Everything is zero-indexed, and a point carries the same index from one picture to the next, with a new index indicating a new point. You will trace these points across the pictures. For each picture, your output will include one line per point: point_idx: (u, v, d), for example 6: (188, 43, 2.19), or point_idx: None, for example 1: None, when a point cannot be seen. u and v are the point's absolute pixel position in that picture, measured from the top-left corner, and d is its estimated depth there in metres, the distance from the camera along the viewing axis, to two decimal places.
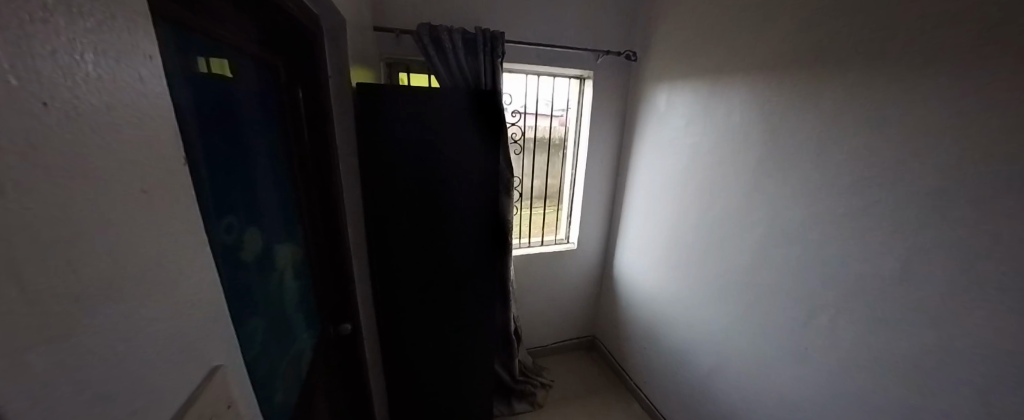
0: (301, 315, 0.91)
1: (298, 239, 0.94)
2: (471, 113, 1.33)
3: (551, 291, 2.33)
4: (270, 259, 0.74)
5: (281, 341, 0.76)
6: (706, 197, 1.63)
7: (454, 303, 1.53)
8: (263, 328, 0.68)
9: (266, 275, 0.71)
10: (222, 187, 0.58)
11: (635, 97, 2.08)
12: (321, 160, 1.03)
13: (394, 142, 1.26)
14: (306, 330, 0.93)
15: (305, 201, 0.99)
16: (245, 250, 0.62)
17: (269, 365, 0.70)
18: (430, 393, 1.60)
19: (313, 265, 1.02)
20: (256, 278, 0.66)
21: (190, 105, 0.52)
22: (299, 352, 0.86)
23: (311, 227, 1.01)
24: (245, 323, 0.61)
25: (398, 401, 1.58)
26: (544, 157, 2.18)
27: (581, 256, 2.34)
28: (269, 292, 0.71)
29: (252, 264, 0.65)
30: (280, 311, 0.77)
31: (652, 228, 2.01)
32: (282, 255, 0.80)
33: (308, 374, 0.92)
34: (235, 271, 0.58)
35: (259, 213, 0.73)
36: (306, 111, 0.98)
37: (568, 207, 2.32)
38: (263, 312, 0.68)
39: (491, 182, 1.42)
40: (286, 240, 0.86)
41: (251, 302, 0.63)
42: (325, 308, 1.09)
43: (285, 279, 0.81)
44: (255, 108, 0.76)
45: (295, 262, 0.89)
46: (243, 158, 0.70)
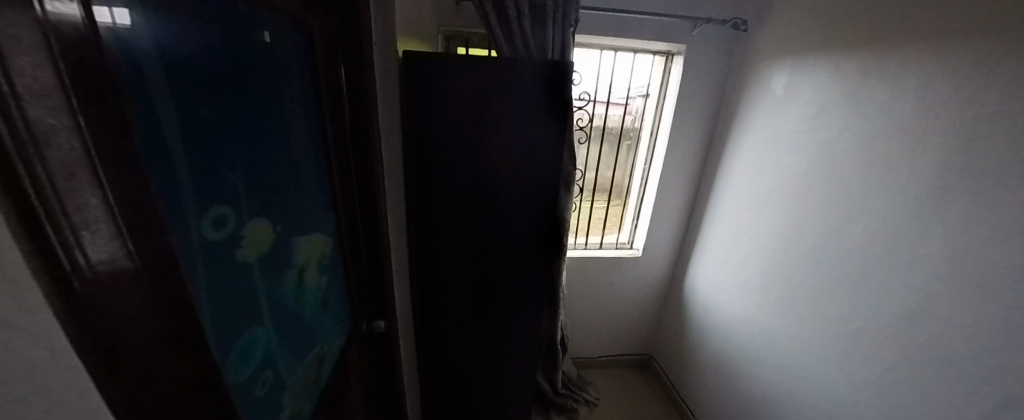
0: (328, 313, 0.81)
1: (331, 227, 0.84)
2: (535, 92, 1.12)
3: (606, 300, 2.07)
4: (288, 252, 0.63)
5: (297, 347, 0.66)
6: (838, 215, 1.22)
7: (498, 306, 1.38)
8: (272, 335, 0.58)
9: (281, 272, 0.61)
10: (220, 169, 0.46)
11: (739, 80, 1.67)
12: (362, 142, 0.92)
13: (443, 124, 1.11)
14: (332, 329, 0.84)
15: (341, 186, 0.89)
16: (247, 245, 0.51)
17: (279, 377, 0.60)
18: (465, 398, 1.48)
19: (345, 258, 0.92)
20: (262, 277, 0.55)
21: (175, 58, 0.40)
22: (322, 355, 0.77)
23: (346, 215, 0.91)
24: (245, 333, 0.51)
25: (431, 402, 1.48)
26: (612, 148, 1.89)
27: (645, 265, 2.03)
28: (283, 292, 0.61)
29: (260, 261, 0.54)
30: (298, 313, 0.67)
31: (745, 244, 1.62)
32: (306, 247, 0.70)
33: (333, 378, 0.83)
34: (229, 272, 0.47)
35: (279, 200, 0.62)
36: (347, 84, 0.87)
37: (635, 208, 2.01)
38: (272, 316, 0.58)
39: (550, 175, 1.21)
40: (315, 229, 0.76)
41: (254, 307, 0.53)
42: (357, 303, 1.00)
43: (307, 274, 0.71)
44: (287, 75, 0.65)
45: (324, 254, 0.80)
46: (265, 136, 0.58)
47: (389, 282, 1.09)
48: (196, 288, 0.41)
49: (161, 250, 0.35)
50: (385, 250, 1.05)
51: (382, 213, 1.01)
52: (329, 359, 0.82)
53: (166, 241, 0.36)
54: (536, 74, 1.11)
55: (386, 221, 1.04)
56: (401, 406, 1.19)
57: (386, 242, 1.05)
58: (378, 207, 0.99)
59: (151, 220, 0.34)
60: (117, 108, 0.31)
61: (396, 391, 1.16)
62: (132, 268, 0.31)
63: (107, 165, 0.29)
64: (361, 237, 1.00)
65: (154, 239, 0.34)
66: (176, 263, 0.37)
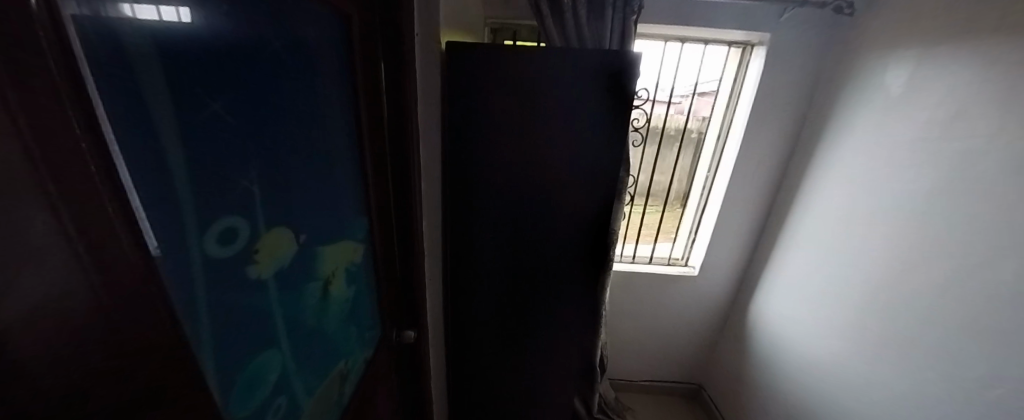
0: (353, 325, 0.76)
1: (362, 232, 0.78)
2: (589, 87, 0.99)
3: (653, 320, 1.88)
4: (310, 263, 0.57)
5: (316, 365, 0.61)
6: (975, 249, 0.94)
7: (535, 321, 1.27)
8: (286, 357, 0.52)
9: (300, 286, 0.55)
10: (230, 172, 0.40)
11: (838, 75, 1.39)
12: (400, 142, 0.85)
13: (486, 122, 1.02)
14: (356, 341, 0.78)
15: (375, 189, 0.83)
16: (259, 258, 0.45)
17: (293, 402, 0.54)
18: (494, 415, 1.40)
19: (376, 265, 0.87)
20: (276, 294, 0.49)
21: (181, 42, 0.33)
22: (344, 371, 0.72)
23: (379, 220, 0.86)
24: (253, 358, 0.45)
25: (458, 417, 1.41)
26: (671, 153, 1.69)
27: (701, 285, 1.81)
28: (301, 308, 0.55)
29: (273, 276, 0.48)
30: (319, 328, 0.61)
31: (834, 272, 1.35)
32: (331, 255, 0.65)
33: (356, 393, 0.78)
34: (233, 291, 0.41)
35: (304, 204, 0.56)
36: (386, 78, 0.80)
37: (693, 221, 1.79)
38: (288, 335, 0.52)
39: (600, 180, 1.09)
40: (344, 235, 0.70)
41: (266, 327, 0.47)
42: (386, 311, 0.96)
43: (332, 285, 0.65)
44: (321, 67, 0.59)
45: (351, 261, 0.74)
46: (294, 137, 0.53)
47: (421, 289, 1.03)
48: (189, 314, 0.35)
49: (140, 274, 0.29)
50: (419, 255, 0.99)
51: (417, 217, 0.95)
52: (351, 373, 0.76)
53: (150, 267, 0.30)
54: (593, 67, 0.97)
55: (420, 226, 0.97)
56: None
57: (420, 248, 0.99)
58: (411, 209, 0.92)
59: (127, 236, 0.28)
60: (86, 96, 0.25)
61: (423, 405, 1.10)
62: (87, 302, 0.24)
63: (62, 171, 0.23)
64: (393, 241, 0.95)
65: (130, 263, 0.27)
66: (158, 290, 0.30)
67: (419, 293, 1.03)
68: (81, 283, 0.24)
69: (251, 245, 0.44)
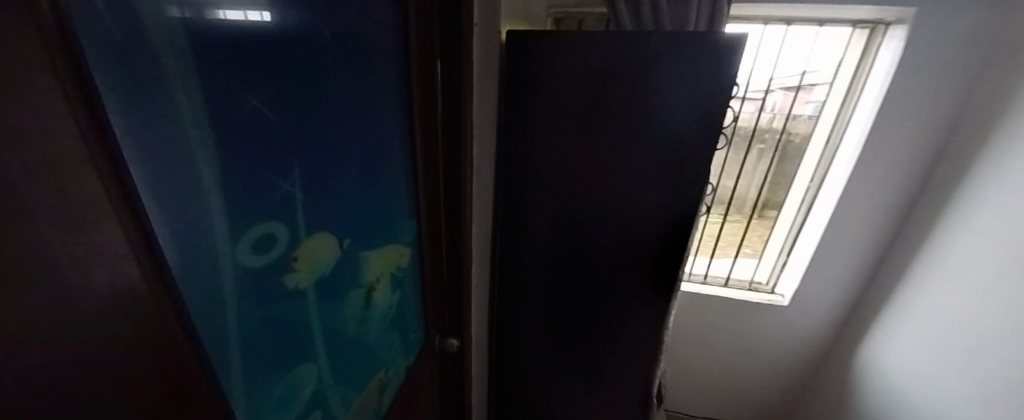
0: (395, 331, 0.73)
1: (410, 235, 0.75)
2: (672, 81, 0.84)
3: (725, 350, 1.64)
4: (353, 269, 0.53)
5: (354, 377, 0.57)
6: None
7: (589, 341, 1.16)
8: (322, 370, 0.49)
9: (340, 295, 0.51)
10: (270, 175, 0.36)
11: (1014, 63, 1.04)
12: (454, 143, 0.80)
13: (547, 121, 0.93)
14: (397, 348, 0.75)
15: (426, 191, 0.79)
16: (298, 267, 0.41)
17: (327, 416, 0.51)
18: None
19: (422, 270, 0.83)
20: (314, 304, 0.45)
21: (217, 31, 0.29)
22: (383, 380, 0.69)
23: (428, 223, 0.82)
24: (286, 375, 0.41)
25: None
26: (762, 160, 1.45)
27: (790, 316, 1.53)
28: (341, 318, 0.52)
29: (313, 285, 0.44)
30: (359, 338, 0.58)
31: (980, 320, 1.02)
32: (375, 260, 0.61)
33: (393, 402, 0.76)
34: (265, 304, 0.37)
35: (350, 207, 0.52)
36: (443, 75, 0.76)
37: (786, 242, 1.52)
38: (325, 347, 0.49)
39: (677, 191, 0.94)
40: (391, 238, 0.66)
41: (302, 340, 0.43)
42: (430, 317, 0.92)
43: (375, 292, 0.62)
44: (374, 61, 0.55)
45: (396, 266, 0.70)
46: (345, 138, 0.49)
47: (467, 295, 0.99)
48: (210, 334, 0.31)
49: (148, 302, 0.25)
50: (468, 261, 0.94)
51: (467, 221, 0.89)
52: (391, 381, 0.74)
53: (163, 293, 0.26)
54: (678, 57, 0.82)
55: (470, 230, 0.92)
56: None
57: (468, 253, 0.94)
58: (460, 212, 0.87)
59: (131, 252, 0.23)
60: (89, 86, 0.20)
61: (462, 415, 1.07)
62: (69, 341, 0.20)
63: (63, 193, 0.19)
64: (442, 245, 0.91)
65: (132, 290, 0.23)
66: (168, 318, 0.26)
67: (465, 299, 0.99)
68: (67, 316, 0.20)
69: (288, 253, 0.39)
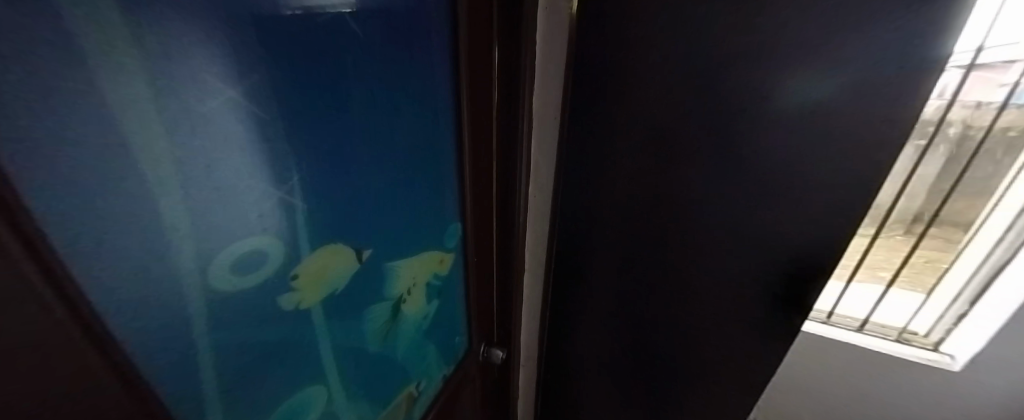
0: (431, 342, 0.67)
1: (453, 240, 0.67)
2: (834, 64, 0.56)
3: (845, 407, 1.27)
4: (375, 284, 0.47)
5: (378, 393, 0.53)
6: None
7: (663, 374, 0.97)
8: (334, 392, 0.43)
9: (357, 312, 0.44)
10: (260, 181, 0.30)
11: None
12: (511, 135, 0.70)
13: (629, 116, 0.72)
14: (433, 358, 0.70)
15: (478, 191, 0.69)
16: (298, 286, 0.35)
17: None
18: None
19: (468, 277, 0.75)
20: (322, 325, 0.39)
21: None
22: (415, 392, 0.64)
23: (476, 226, 0.72)
24: (284, 403, 0.36)
25: None
26: (950, 169, 1.02)
27: (968, 386, 1.08)
28: (359, 335, 0.46)
29: (319, 305, 0.38)
30: (384, 353, 0.52)
31: None
32: (405, 270, 0.53)
33: (427, 414, 0.70)
34: (252, 332, 0.31)
35: (371, 212, 0.44)
36: (501, 54, 0.63)
37: (972, 289, 1.05)
38: (338, 368, 0.43)
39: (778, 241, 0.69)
40: (427, 246, 0.58)
41: (306, 365, 0.38)
42: (476, 326, 0.84)
43: (405, 304, 0.55)
44: (411, 38, 0.46)
45: (435, 273, 0.63)
46: (370, 129, 0.42)
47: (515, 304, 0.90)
48: (172, 373, 0.26)
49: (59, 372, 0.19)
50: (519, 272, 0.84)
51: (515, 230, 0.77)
52: (425, 392, 0.69)
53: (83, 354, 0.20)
54: (861, 26, 0.53)
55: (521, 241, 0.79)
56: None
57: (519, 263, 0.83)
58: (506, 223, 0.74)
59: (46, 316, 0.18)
60: None
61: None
62: None
63: None
64: (492, 249, 0.82)
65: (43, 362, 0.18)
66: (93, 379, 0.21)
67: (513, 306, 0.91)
68: None
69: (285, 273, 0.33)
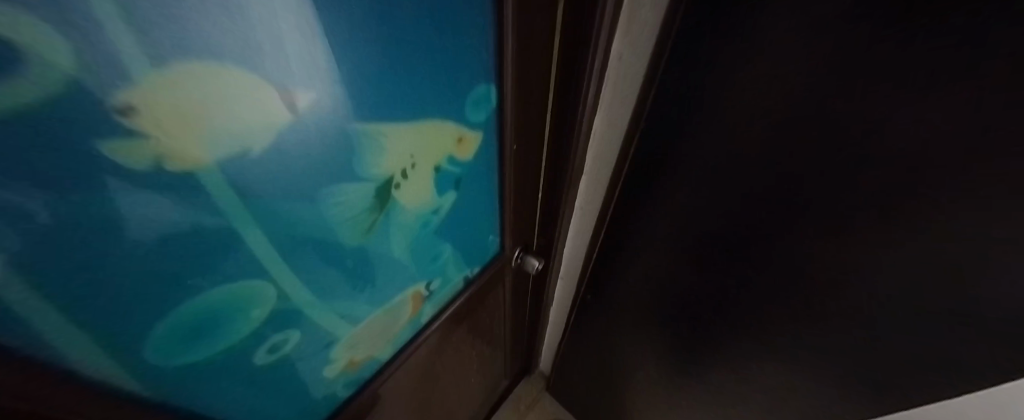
0: (447, 243, 0.53)
1: (482, 113, 0.44)
2: None
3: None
4: (331, 152, 0.30)
5: (367, 291, 0.42)
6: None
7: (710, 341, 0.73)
8: (284, 287, 0.32)
9: (303, 188, 0.29)
10: None
11: None
12: None
13: None
14: (452, 261, 0.56)
15: (535, 39, 0.39)
16: (148, 132, 0.18)
17: (315, 331, 0.38)
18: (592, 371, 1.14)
19: (498, 167, 0.54)
20: (233, 201, 0.25)
21: None
22: (426, 293, 0.53)
23: (524, 100, 0.46)
24: (189, 300, 0.26)
25: (562, 355, 1.21)
26: None
27: None
28: (315, 222, 0.32)
29: (215, 169, 0.23)
30: (367, 250, 0.39)
31: None
32: (391, 142, 0.35)
33: (445, 313, 0.61)
34: (67, 203, 0.17)
35: (312, 19, 0.22)
36: None
37: None
38: (284, 258, 0.31)
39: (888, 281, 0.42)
40: (434, 114, 0.38)
41: (211, 250, 0.26)
42: (516, 230, 0.67)
43: (396, 192, 0.38)
44: None
45: (450, 156, 0.43)
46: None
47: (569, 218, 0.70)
48: None
49: None
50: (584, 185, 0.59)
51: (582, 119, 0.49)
52: (441, 292, 0.58)
53: None
54: None
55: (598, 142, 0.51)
56: (528, 322, 1.08)
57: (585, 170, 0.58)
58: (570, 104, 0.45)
59: None
60: None
61: (520, 315, 0.99)
62: None
63: None
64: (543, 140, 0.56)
65: None
66: None
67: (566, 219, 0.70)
68: None
69: (97, 109, 0.16)
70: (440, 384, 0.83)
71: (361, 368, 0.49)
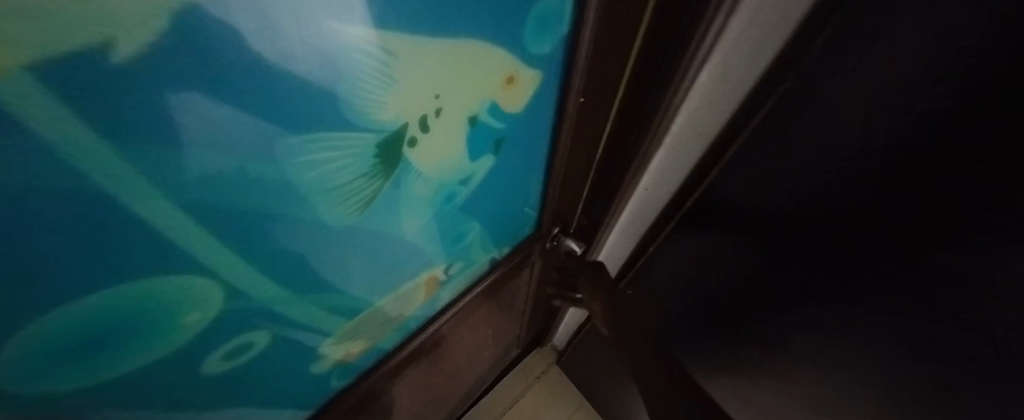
0: (475, 222, 0.40)
1: (547, 43, 0.29)
2: None
3: None
4: (299, 77, 0.16)
5: (362, 279, 0.31)
6: None
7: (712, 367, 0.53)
8: (228, 280, 0.21)
9: (248, 137, 0.17)
10: None
11: None
12: None
13: None
14: (479, 243, 0.44)
15: None
16: None
17: (295, 327, 0.28)
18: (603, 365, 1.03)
19: (555, 127, 0.39)
20: (133, 163, 0.13)
21: None
22: (444, 277, 0.42)
23: (614, 32, 0.29)
24: (84, 305, 0.16)
25: (576, 339, 1.10)
26: None
27: None
28: (275, 190, 0.20)
29: (65, 108, 0.10)
30: (361, 230, 0.27)
31: None
32: (402, 70, 0.21)
33: (467, 300, 0.50)
34: None
35: None
36: None
37: None
38: (225, 242, 0.20)
39: None
40: (476, 29, 0.23)
41: (109, 237, 0.15)
42: (559, 209, 0.53)
43: (408, 151, 0.25)
44: None
45: (491, 104, 0.29)
46: None
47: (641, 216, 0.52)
48: None
49: None
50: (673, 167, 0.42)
51: (706, 68, 0.32)
52: (462, 276, 0.46)
53: None
54: None
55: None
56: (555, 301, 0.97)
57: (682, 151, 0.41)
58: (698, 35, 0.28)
59: None
60: None
61: (546, 294, 0.88)
62: None
63: None
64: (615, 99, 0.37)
65: None
66: None
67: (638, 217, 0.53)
68: None
69: None
70: (444, 359, 0.74)
71: (356, 361, 0.40)
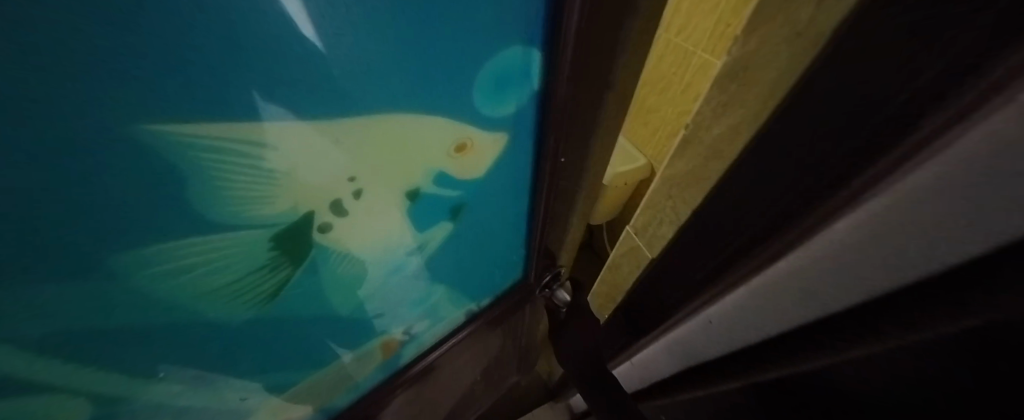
0: (439, 285, 0.36)
1: (511, 105, 0.24)
2: None
3: None
4: (111, 187, 0.12)
5: (288, 355, 0.28)
6: None
7: None
8: (94, 389, 0.19)
9: (48, 253, 0.13)
10: None
11: None
12: None
13: None
14: (447, 300, 0.40)
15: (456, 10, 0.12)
16: None
17: (208, 406, 0.26)
18: None
19: (536, 187, 0.33)
20: None
21: None
22: (404, 338, 0.38)
23: (592, 98, 0.24)
24: None
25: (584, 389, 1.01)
26: None
27: None
28: (129, 300, 0.17)
29: None
30: (270, 315, 0.23)
31: None
32: (289, 159, 0.17)
33: (439, 355, 0.46)
34: None
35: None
36: None
37: None
38: (84, 357, 0.17)
39: None
40: (399, 104, 0.18)
41: None
42: (550, 263, 0.47)
43: (321, 235, 0.21)
44: None
45: (438, 173, 0.25)
46: None
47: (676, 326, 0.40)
48: None
49: None
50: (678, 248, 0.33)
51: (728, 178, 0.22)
52: (429, 332, 0.42)
53: None
54: None
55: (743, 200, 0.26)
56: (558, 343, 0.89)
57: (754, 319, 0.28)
58: None
59: None
60: None
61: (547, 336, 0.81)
62: None
63: None
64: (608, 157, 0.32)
65: None
66: None
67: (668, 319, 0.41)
68: None
69: None
70: (432, 403, 0.68)
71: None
